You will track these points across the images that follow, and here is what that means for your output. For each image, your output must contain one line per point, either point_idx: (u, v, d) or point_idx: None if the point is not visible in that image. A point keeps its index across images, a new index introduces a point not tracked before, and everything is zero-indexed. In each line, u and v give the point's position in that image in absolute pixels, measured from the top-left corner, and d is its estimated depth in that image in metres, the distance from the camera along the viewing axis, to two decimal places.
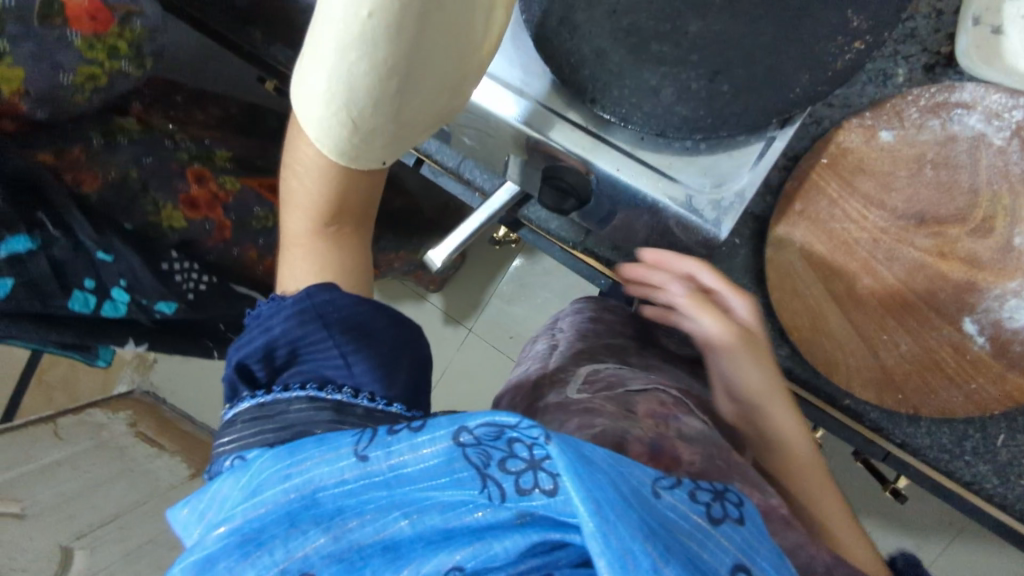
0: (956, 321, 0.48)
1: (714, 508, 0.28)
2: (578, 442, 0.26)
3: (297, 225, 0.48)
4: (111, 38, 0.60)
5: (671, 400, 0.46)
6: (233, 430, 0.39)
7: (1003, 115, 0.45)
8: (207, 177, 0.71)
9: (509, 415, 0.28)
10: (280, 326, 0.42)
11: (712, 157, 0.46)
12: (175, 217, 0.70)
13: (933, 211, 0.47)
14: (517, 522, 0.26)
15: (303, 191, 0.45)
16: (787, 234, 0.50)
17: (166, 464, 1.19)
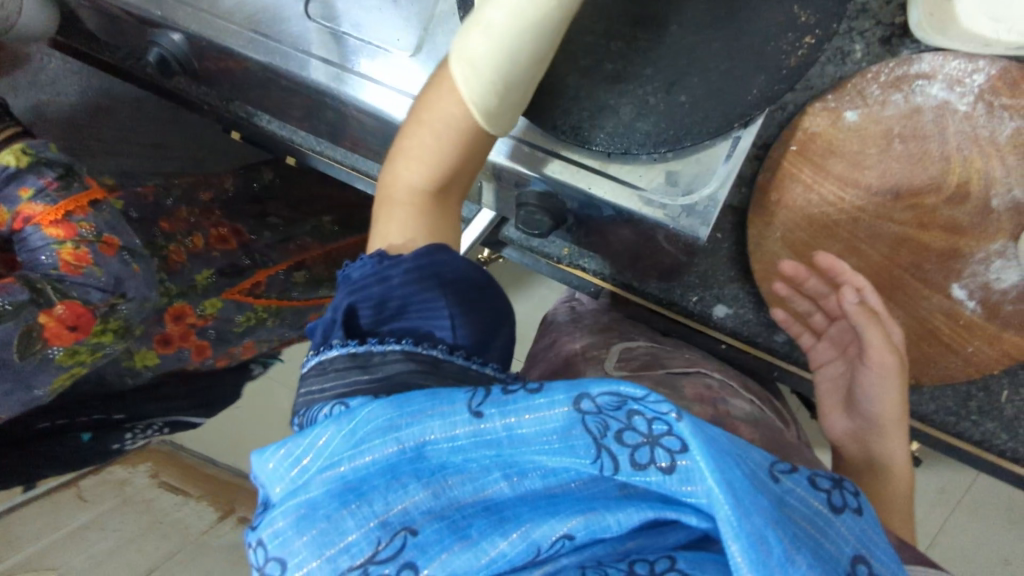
0: (944, 289, 0.48)
1: (834, 496, 0.28)
2: (704, 423, 0.27)
3: (407, 174, 0.43)
4: (95, 336, 0.52)
5: (717, 383, 0.48)
6: (322, 383, 0.35)
7: (964, 81, 0.45)
8: (187, 311, 0.63)
9: (635, 386, 0.27)
10: (398, 278, 0.38)
11: (678, 163, 0.46)
12: (147, 356, 0.63)
13: (908, 182, 0.47)
14: (620, 494, 0.28)
15: (431, 148, 0.42)
16: (766, 225, 0.50)
17: (192, 510, 1.22)
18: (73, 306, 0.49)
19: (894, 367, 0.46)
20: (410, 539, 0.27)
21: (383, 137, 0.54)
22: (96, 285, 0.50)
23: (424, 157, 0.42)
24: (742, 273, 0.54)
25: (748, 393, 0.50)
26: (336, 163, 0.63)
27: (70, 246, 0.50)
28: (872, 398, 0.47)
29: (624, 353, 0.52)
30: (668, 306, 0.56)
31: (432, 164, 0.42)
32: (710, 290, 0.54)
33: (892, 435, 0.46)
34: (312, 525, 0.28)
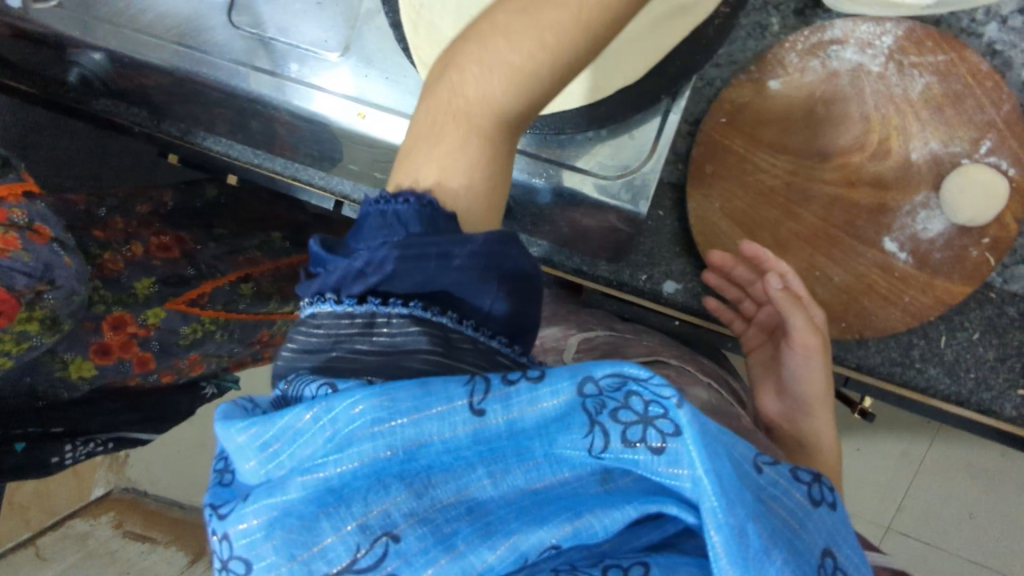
0: (877, 243, 0.50)
1: (813, 489, 0.27)
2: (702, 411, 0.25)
3: (501, 96, 0.31)
4: (19, 326, 0.45)
5: (673, 371, 0.48)
6: (315, 335, 0.32)
7: (874, 44, 0.48)
8: (126, 319, 0.60)
9: (638, 367, 0.25)
10: (458, 257, 0.31)
11: (612, 141, 0.47)
12: (84, 366, 0.59)
13: (833, 144, 0.49)
14: (602, 488, 0.26)
15: (534, 71, 0.31)
16: (704, 197, 0.51)
17: (161, 557, 1.17)
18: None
19: (817, 348, 0.46)
20: (391, 546, 0.25)
21: (319, 140, 0.53)
22: (23, 269, 0.44)
23: (528, 80, 0.31)
24: (687, 248, 0.55)
25: (706, 376, 0.51)
26: (277, 176, 0.61)
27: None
28: (799, 377, 0.47)
29: (583, 341, 0.52)
30: (618, 287, 0.56)
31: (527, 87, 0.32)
32: (658, 267, 0.56)
33: (818, 413, 0.47)
34: (284, 530, 0.25)
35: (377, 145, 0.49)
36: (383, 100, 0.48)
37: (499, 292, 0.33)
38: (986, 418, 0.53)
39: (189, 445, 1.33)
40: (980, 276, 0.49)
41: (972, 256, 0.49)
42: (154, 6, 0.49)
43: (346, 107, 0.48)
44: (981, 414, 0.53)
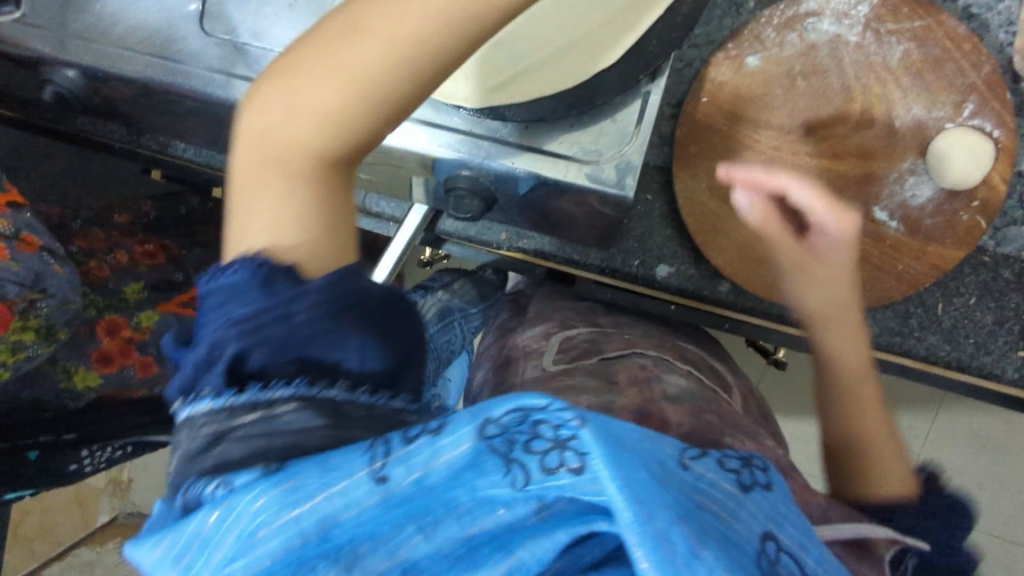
0: (867, 213, 0.49)
1: (743, 475, 0.26)
2: (608, 421, 0.23)
3: (310, 134, 0.30)
4: (15, 332, 0.58)
5: (649, 363, 0.48)
6: (194, 448, 0.26)
7: (850, 14, 0.48)
8: (121, 324, 0.71)
9: (536, 395, 0.23)
10: (304, 311, 0.28)
11: (595, 126, 0.46)
12: (88, 376, 0.68)
13: (816, 117, 0.49)
14: (538, 519, 0.22)
15: (363, 89, 0.30)
16: (691, 178, 0.51)
17: None
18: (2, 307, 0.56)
19: (854, 335, 0.48)
20: None
21: None
22: (15, 279, 0.57)
23: (355, 107, 0.30)
24: (677, 230, 0.55)
25: (684, 363, 0.50)
26: None
27: None
28: (831, 353, 0.48)
29: (562, 343, 0.52)
30: (611, 274, 0.56)
31: (377, 107, 0.30)
32: (649, 251, 0.55)
33: (859, 392, 0.48)
34: None
35: None
36: None
37: (363, 340, 0.29)
38: (989, 383, 0.52)
39: None
40: (972, 239, 0.49)
41: (963, 220, 0.49)
42: (124, 18, 0.49)
43: None
44: (984, 379, 0.52)
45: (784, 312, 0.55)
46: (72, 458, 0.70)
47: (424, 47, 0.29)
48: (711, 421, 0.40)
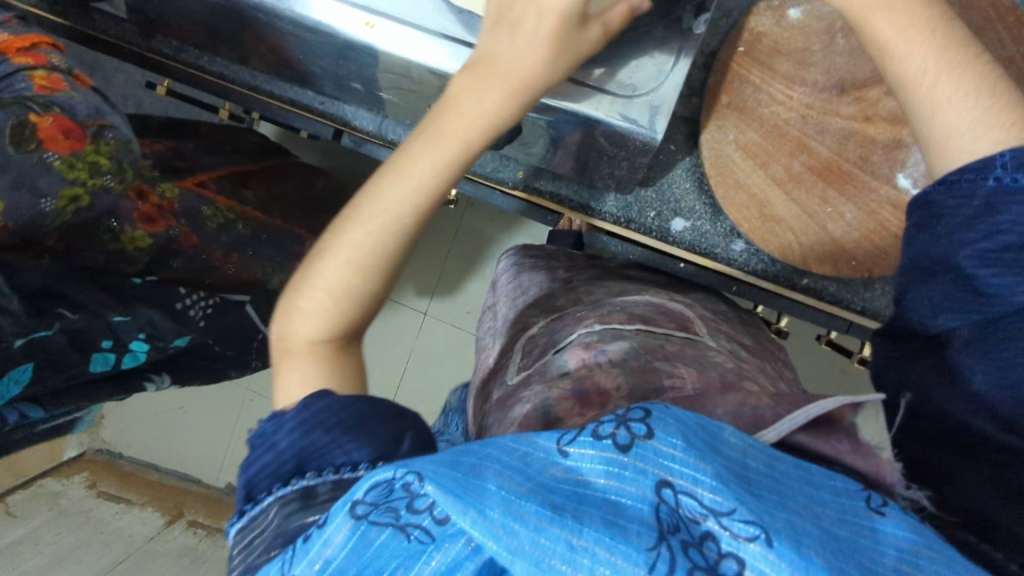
0: (891, 180, 0.49)
1: (618, 435, 0.25)
2: (452, 469, 0.25)
3: (311, 328, 0.38)
4: (90, 153, 0.50)
5: (596, 336, 0.45)
6: (233, 556, 0.33)
7: None
8: (145, 190, 0.61)
9: (384, 469, 0.26)
10: (282, 437, 0.34)
11: (628, 59, 0.44)
12: (137, 237, 0.59)
13: (851, 77, 0.48)
14: (471, 548, 0.24)
15: (326, 293, 0.38)
16: (719, 128, 0.51)
17: (135, 517, 1.27)
18: (61, 118, 0.49)
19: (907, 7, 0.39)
20: None
21: (325, 56, 0.50)
22: (80, 104, 0.51)
23: (329, 315, 0.38)
24: (697, 184, 0.54)
25: (634, 323, 0.47)
26: (274, 100, 0.61)
27: (42, 72, 0.51)
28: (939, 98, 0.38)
29: (525, 348, 0.51)
30: (626, 225, 0.56)
31: (366, 270, 0.39)
32: (666, 204, 0.55)
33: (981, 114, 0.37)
34: None
35: (388, 61, 0.47)
36: (391, 8, 0.45)
37: (346, 446, 0.32)
38: None
39: (168, 409, 1.48)
40: None
41: None
42: None
43: (351, 15, 0.45)
44: None
45: (794, 279, 0.54)
46: (174, 295, 0.64)
47: (394, 209, 0.38)
48: (651, 367, 0.40)
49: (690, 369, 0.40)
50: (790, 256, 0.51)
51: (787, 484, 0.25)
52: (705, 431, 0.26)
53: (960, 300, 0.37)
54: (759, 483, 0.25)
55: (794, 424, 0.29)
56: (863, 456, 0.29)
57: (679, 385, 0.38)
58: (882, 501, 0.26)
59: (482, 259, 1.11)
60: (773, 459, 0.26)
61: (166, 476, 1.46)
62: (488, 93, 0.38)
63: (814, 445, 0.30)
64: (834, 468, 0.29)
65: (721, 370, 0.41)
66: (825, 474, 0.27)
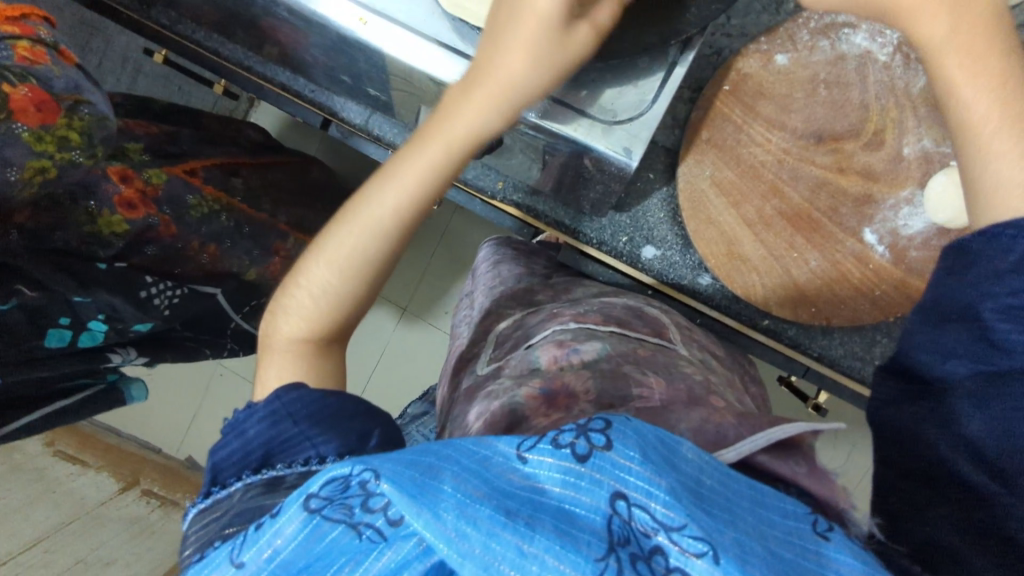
0: (857, 233, 0.50)
1: (578, 444, 0.26)
2: (411, 467, 0.25)
3: (292, 328, 0.46)
4: (61, 128, 0.53)
5: (571, 335, 0.48)
6: (188, 538, 0.35)
7: (885, 33, 0.47)
8: (131, 174, 0.67)
9: (341, 464, 0.26)
10: (255, 429, 0.37)
11: (615, 86, 0.45)
12: (115, 222, 0.65)
13: (829, 128, 0.49)
14: (421, 549, 0.25)
15: (310, 290, 0.46)
16: (696, 163, 0.51)
17: (89, 480, 1.31)
18: (36, 90, 0.51)
19: (983, 50, 0.39)
20: None
21: (313, 46, 0.51)
22: (58, 79, 0.53)
23: (311, 314, 0.46)
24: (671, 215, 0.54)
25: (608, 325, 0.50)
26: (266, 82, 0.61)
27: (25, 43, 0.52)
28: (998, 152, 0.38)
29: (499, 339, 0.54)
30: (598, 247, 0.56)
31: (364, 262, 0.45)
32: (639, 231, 0.55)
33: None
34: None
35: (378, 59, 0.48)
36: (388, 8, 0.46)
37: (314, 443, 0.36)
38: None
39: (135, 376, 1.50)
40: None
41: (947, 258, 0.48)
42: None
43: (346, 9, 0.45)
44: None
45: (755, 318, 0.55)
46: (139, 281, 0.69)
47: (381, 212, 0.44)
48: (622, 372, 0.43)
49: (660, 379, 0.43)
50: (752, 296, 0.52)
51: (739, 503, 0.26)
52: (663, 446, 0.27)
53: (978, 351, 0.36)
54: (712, 501, 0.26)
55: (755, 445, 0.32)
56: (816, 477, 0.32)
57: (647, 393, 0.41)
58: (830, 526, 0.27)
59: (464, 261, 1.11)
60: (727, 478, 0.27)
61: (126, 441, 1.49)
62: (470, 98, 0.42)
63: (773, 465, 0.32)
64: (789, 488, 0.32)
65: (691, 382, 0.44)
66: (779, 498, 0.27)
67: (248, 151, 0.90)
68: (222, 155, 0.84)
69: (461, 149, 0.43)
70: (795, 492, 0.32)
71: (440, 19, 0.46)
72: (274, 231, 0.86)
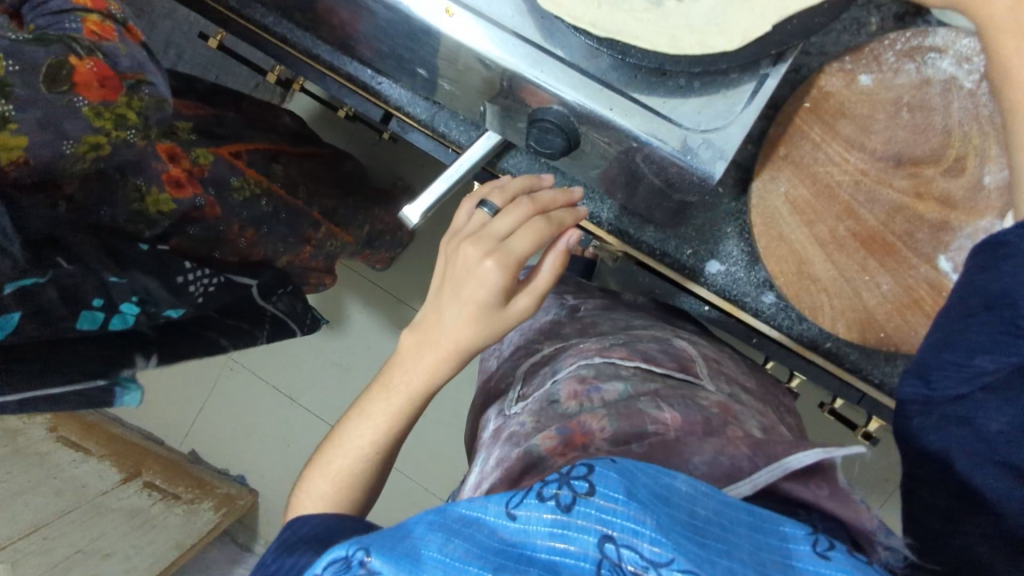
0: (931, 259, 0.49)
1: (561, 496, 0.30)
2: (397, 542, 0.30)
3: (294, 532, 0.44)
4: (121, 107, 0.53)
5: (593, 371, 0.49)
6: None
7: (973, 60, 0.47)
8: (177, 152, 0.66)
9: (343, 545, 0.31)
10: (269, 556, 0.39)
11: (703, 95, 0.44)
12: (161, 201, 0.64)
13: (910, 152, 0.48)
14: None
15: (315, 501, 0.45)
16: (772, 178, 0.50)
17: (92, 468, 1.30)
18: (101, 65, 0.50)
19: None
20: None
21: (387, 34, 0.50)
22: (125, 57, 0.52)
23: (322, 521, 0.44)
24: (738, 230, 0.54)
25: (633, 360, 0.51)
26: (330, 72, 0.60)
27: (96, 18, 0.52)
28: None
29: (527, 374, 0.57)
30: (659, 258, 0.56)
31: (357, 474, 0.46)
32: (705, 244, 0.55)
33: None
34: None
35: (461, 56, 0.47)
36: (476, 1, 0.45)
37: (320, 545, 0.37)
38: None
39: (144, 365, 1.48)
40: None
41: None
42: None
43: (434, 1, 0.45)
44: None
45: (818, 341, 0.54)
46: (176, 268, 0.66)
47: (365, 441, 0.46)
48: (637, 410, 0.43)
49: (676, 414, 0.43)
50: (819, 317, 0.51)
51: (736, 532, 0.30)
52: (655, 491, 0.31)
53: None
54: (706, 533, 0.29)
55: (771, 476, 0.34)
56: (839, 500, 0.33)
57: (662, 429, 0.41)
58: (829, 546, 0.30)
59: None
60: (722, 509, 0.31)
61: (130, 430, 1.47)
62: (420, 358, 0.46)
63: (796, 491, 0.34)
64: (812, 512, 0.33)
65: (709, 412, 0.44)
66: (774, 520, 0.30)
67: (288, 140, 0.89)
68: (262, 140, 0.82)
69: (419, 398, 0.47)
70: (817, 516, 0.33)
71: (527, 16, 0.45)
72: (308, 220, 0.85)
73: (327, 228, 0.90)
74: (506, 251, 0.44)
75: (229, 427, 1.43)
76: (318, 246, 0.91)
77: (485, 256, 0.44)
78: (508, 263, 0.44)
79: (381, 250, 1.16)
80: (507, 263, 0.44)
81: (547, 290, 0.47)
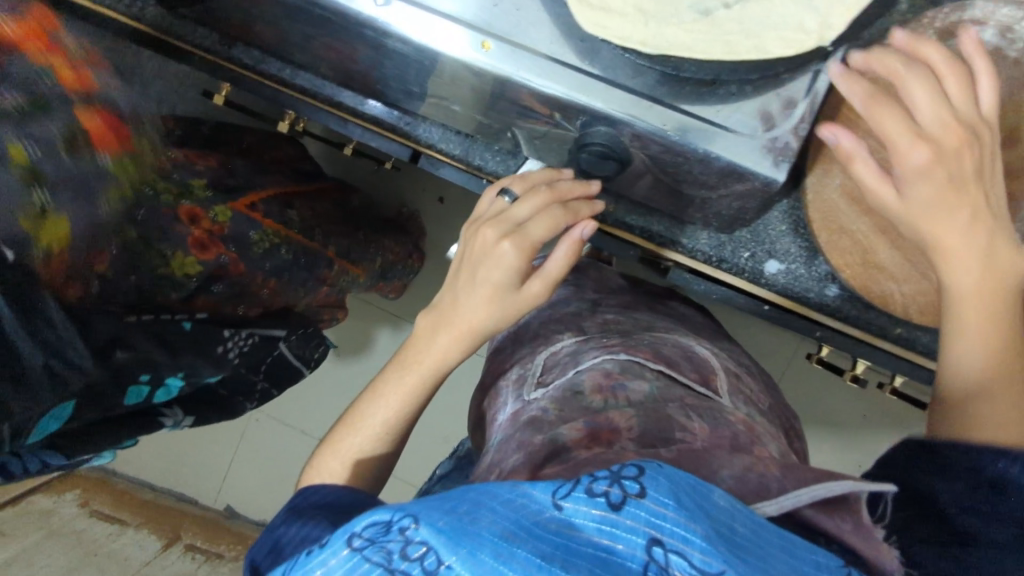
0: None
1: (612, 493, 0.26)
2: (439, 510, 0.27)
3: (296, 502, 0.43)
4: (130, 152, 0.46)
5: (618, 368, 0.42)
6: None
7: (1014, 28, 0.46)
8: (199, 214, 0.64)
9: (384, 510, 0.27)
10: (280, 525, 0.38)
11: (755, 101, 0.43)
12: (187, 263, 0.62)
13: None
14: None
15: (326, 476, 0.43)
16: (825, 172, 0.50)
17: (131, 539, 1.27)
18: (108, 113, 0.44)
19: (999, 307, 0.40)
20: None
21: (420, 75, 0.49)
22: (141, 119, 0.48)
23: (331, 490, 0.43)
24: (794, 227, 0.53)
25: (657, 363, 0.44)
26: (353, 117, 0.59)
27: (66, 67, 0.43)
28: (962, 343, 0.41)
29: (544, 363, 0.51)
30: (716, 265, 0.55)
31: (375, 448, 0.44)
32: (761, 246, 0.54)
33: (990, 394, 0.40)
34: None
35: (498, 89, 0.46)
36: (512, 33, 0.44)
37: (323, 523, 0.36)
38: None
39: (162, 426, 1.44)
40: None
41: None
42: None
43: (468, 36, 0.44)
44: None
45: (887, 328, 0.54)
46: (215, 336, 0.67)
47: (370, 421, 0.44)
48: (665, 414, 0.37)
49: (706, 425, 0.37)
50: (890, 305, 0.50)
51: (772, 552, 0.26)
52: (699, 492, 0.27)
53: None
54: (748, 549, 0.25)
55: (798, 501, 0.29)
56: (863, 535, 0.30)
57: (690, 438, 0.35)
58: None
59: None
60: (759, 526, 0.27)
61: (160, 494, 1.45)
62: (434, 340, 0.44)
63: (817, 519, 0.30)
64: (831, 543, 0.30)
65: (736, 429, 0.38)
66: (808, 549, 0.27)
67: (297, 183, 0.87)
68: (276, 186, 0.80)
69: (435, 380, 0.45)
70: (838, 549, 0.29)
71: (566, 41, 0.44)
72: (325, 260, 0.83)
73: (340, 266, 0.86)
74: (522, 238, 0.42)
75: (262, 473, 1.40)
76: (331, 285, 0.88)
77: (501, 238, 0.42)
78: (524, 247, 0.42)
79: (394, 279, 1.12)
80: (523, 247, 0.42)
81: (561, 275, 0.43)
